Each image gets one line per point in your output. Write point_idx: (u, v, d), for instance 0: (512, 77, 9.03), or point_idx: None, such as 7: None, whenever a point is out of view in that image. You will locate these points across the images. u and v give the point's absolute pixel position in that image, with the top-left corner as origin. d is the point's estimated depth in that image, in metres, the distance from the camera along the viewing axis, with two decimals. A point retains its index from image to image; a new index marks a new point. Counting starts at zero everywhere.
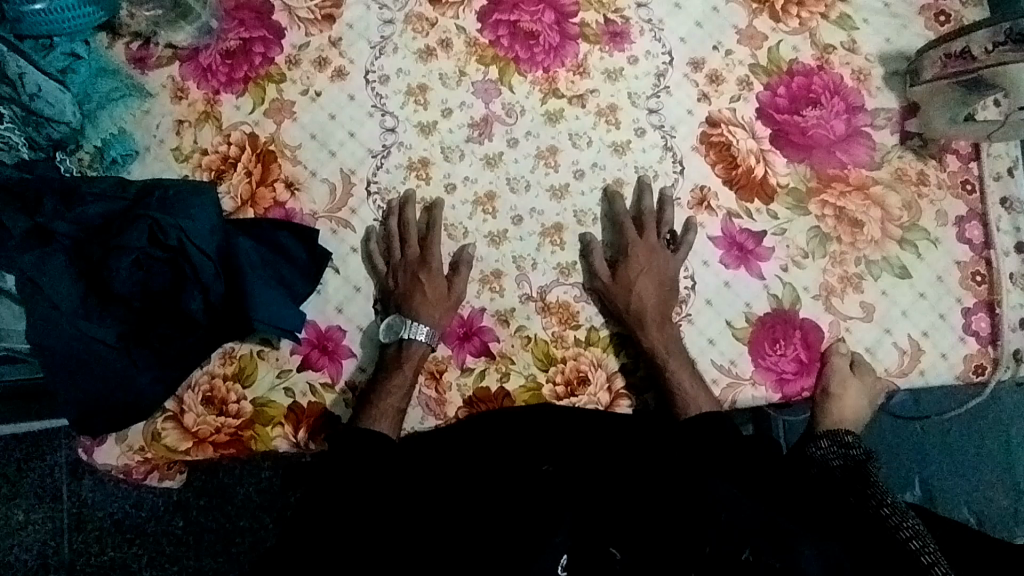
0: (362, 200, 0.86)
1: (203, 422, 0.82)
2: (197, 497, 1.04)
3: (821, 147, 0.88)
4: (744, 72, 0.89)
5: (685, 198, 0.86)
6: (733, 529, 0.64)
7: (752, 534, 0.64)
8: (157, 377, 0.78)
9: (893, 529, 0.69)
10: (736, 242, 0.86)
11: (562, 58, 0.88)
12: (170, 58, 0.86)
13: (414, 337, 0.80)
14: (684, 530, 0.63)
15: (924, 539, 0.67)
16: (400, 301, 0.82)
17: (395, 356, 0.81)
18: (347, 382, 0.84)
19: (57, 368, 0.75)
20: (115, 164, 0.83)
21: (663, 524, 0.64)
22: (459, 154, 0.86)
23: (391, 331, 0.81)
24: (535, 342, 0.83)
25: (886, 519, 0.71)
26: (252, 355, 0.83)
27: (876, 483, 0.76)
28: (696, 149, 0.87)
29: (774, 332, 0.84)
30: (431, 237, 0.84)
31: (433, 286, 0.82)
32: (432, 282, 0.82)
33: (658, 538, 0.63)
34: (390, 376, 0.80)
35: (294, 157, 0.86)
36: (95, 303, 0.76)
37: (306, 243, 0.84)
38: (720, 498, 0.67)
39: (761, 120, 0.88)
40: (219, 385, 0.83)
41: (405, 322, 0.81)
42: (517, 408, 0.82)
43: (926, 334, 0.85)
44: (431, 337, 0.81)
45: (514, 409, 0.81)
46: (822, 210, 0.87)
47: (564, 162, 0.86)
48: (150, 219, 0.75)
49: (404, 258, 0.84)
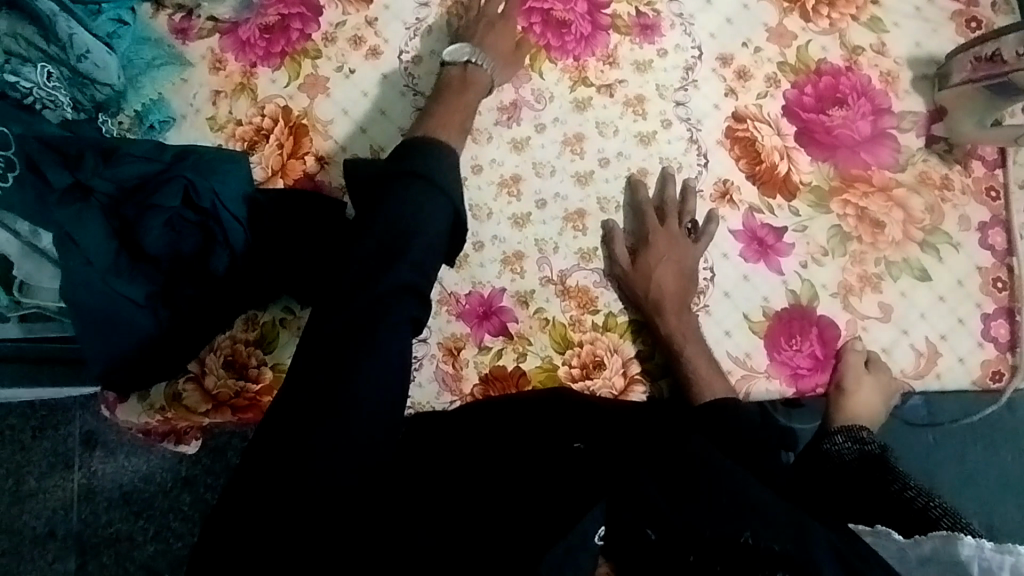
0: None
1: (223, 385, 0.85)
2: (209, 476, 0.97)
3: (845, 147, 0.88)
4: (772, 70, 0.90)
5: (707, 191, 0.87)
6: (751, 514, 0.58)
7: (768, 519, 0.57)
8: (183, 338, 0.81)
9: (923, 510, 0.72)
10: (757, 236, 0.86)
11: (592, 47, 0.89)
12: (211, 30, 0.88)
13: (479, 63, 0.83)
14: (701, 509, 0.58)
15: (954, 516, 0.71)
16: (472, 35, 0.85)
17: (460, 79, 0.83)
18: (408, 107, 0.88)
19: (86, 324, 0.75)
20: (153, 129, 0.86)
21: (679, 505, 0.59)
22: (487, 137, 0.87)
23: (456, 52, 0.83)
24: (553, 325, 0.84)
25: (912, 501, 0.73)
26: (275, 323, 0.86)
27: (894, 470, 0.76)
28: (721, 143, 0.88)
29: (790, 327, 0.85)
30: (507, 9, 0.87)
31: (504, 39, 0.85)
32: (504, 34, 0.85)
33: (670, 513, 0.58)
34: (456, 96, 0.82)
35: (325, 131, 0.88)
36: (127, 261, 0.78)
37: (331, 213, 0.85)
38: (754, 492, 0.61)
39: (787, 118, 0.89)
40: (241, 349, 0.85)
41: (475, 51, 0.83)
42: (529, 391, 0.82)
43: (943, 337, 0.86)
44: (493, 70, 0.84)
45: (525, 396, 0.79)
46: (844, 209, 0.87)
47: (590, 150, 0.87)
48: (185, 179, 0.78)
49: (480, 14, 0.86)
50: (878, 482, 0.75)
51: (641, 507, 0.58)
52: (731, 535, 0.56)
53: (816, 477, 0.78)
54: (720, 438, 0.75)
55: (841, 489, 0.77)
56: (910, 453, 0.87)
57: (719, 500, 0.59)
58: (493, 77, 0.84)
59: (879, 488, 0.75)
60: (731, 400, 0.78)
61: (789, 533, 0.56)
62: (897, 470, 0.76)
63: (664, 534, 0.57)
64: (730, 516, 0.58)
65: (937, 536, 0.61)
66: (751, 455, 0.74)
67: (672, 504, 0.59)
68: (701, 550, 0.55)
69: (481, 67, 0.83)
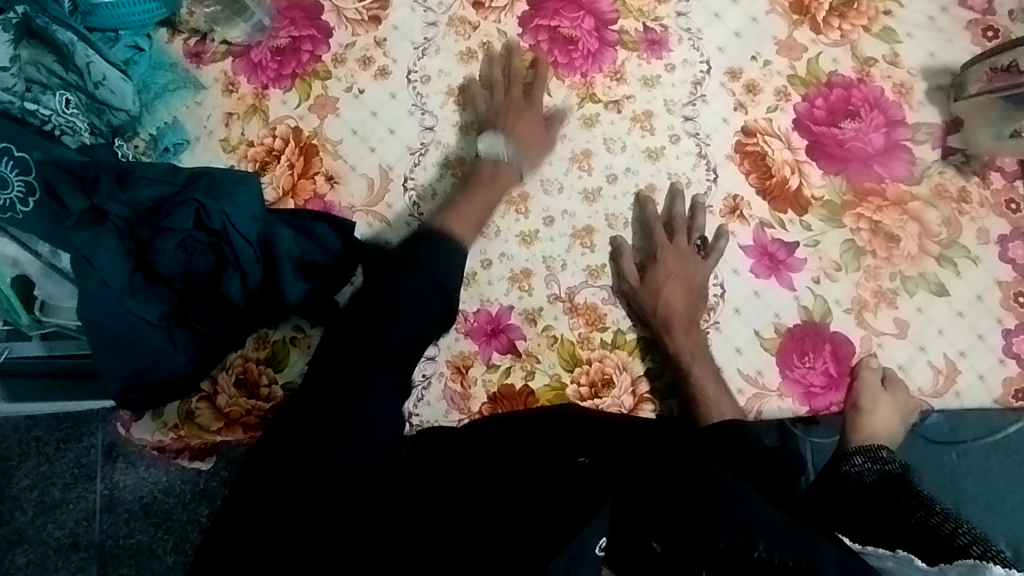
0: (398, 195, 0.88)
1: (235, 404, 0.86)
2: (223, 488, 0.97)
3: (858, 160, 0.87)
4: (782, 83, 0.89)
5: (717, 206, 0.86)
6: (764, 524, 0.57)
7: (780, 534, 0.56)
8: (195, 357, 0.82)
9: (948, 537, 0.66)
10: (768, 252, 0.85)
11: (599, 64, 0.89)
12: (224, 54, 0.90)
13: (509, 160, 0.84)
14: (704, 524, 0.56)
15: (985, 544, 0.65)
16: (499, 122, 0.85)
17: (490, 174, 0.83)
18: (415, 138, 0.89)
19: (103, 342, 0.78)
20: (167, 152, 0.88)
21: (692, 514, 0.57)
22: None
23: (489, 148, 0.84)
24: (561, 343, 0.84)
25: (937, 528, 0.67)
26: (285, 341, 0.86)
27: (920, 493, 0.72)
28: (730, 158, 0.87)
29: (803, 345, 0.83)
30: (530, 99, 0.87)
31: None
32: None
33: (680, 515, 0.57)
34: (484, 190, 0.83)
35: (334, 151, 0.89)
36: (142, 282, 0.79)
37: (342, 234, 0.85)
38: (765, 510, 0.59)
39: (798, 131, 0.87)
40: (252, 367, 0.86)
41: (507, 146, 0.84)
42: (537, 407, 0.81)
43: (963, 354, 0.84)
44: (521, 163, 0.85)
45: (530, 416, 0.78)
46: (857, 223, 0.86)
47: (598, 166, 0.87)
48: (197, 202, 0.79)
49: None
50: (900, 508, 0.71)
51: (645, 519, 0.56)
52: (744, 546, 0.55)
53: (834, 499, 0.76)
54: (726, 449, 0.74)
55: (862, 512, 0.74)
56: (931, 471, 0.83)
57: (730, 513, 0.58)
58: (521, 172, 0.85)
59: (901, 516, 0.70)
60: (740, 419, 0.78)
61: (802, 547, 0.55)
62: (924, 493, 0.72)
63: (670, 548, 0.54)
64: (747, 534, 0.56)
65: (963, 565, 0.57)
66: (756, 474, 0.72)
67: (677, 517, 0.57)
68: (712, 564, 0.54)
69: (513, 163, 0.84)
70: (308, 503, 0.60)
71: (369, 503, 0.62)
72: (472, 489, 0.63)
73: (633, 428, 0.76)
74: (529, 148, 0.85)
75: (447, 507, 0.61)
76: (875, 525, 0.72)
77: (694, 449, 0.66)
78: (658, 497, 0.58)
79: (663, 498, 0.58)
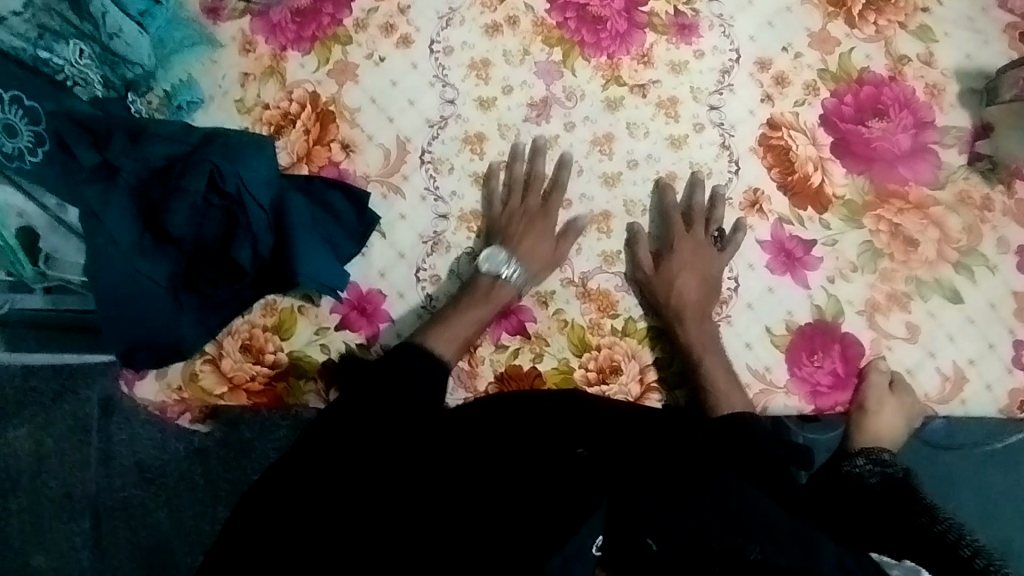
0: (415, 168, 0.87)
1: (239, 369, 0.85)
2: None
3: (883, 160, 0.86)
4: (812, 77, 0.87)
5: (737, 199, 0.85)
6: (760, 527, 0.57)
7: (777, 538, 0.55)
8: (199, 321, 0.82)
9: (953, 545, 0.68)
10: (785, 248, 0.84)
11: (627, 46, 0.87)
12: (242, 11, 0.88)
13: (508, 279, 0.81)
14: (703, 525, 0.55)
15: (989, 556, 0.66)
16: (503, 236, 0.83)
17: (485, 289, 0.81)
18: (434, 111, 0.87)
19: (111, 298, 0.79)
20: (181, 110, 0.86)
21: (690, 510, 0.56)
22: (516, 133, 0.86)
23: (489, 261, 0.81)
24: (571, 327, 0.84)
25: (942, 536, 0.69)
26: (293, 309, 0.85)
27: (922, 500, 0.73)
28: (754, 150, 0.86)
29: (812, 343, 0.83)
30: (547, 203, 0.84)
31: None
32: None
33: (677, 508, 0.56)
34: (476, 302, 0.80)
35: (352, 119, 0.87)
36: (150, 241, 0.79)
37: (356, 205, 0.84)
38: (767, 513, 0.59)
39: (824, 127, 0.86)
40: (258, 334, 0.85)
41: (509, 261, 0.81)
42: (536, 390, 0.79)
43: (971, 362, 0.84)
44: (521, 283, 0.81)
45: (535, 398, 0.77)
46: (876, 224, 0.85)
47: (619, 151, 0.86)
48: (211, 164, 0.77)
49: None
50: (905, 512, 0.72)
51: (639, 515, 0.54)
52: (739, 548, 0.53)
53: (834, 496, 0.77)
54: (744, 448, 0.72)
55: (862, 511, 0.75)
56: (928, 476, 0.83)
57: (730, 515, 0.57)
58: (521, 288, 0.82)
59: (906, 520, 0.72)
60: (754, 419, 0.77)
61: (797, 554, 0.54)
62: (927, 500, 0.73)
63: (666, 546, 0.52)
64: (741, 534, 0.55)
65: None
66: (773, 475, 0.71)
67: (676, 515, 0.55)
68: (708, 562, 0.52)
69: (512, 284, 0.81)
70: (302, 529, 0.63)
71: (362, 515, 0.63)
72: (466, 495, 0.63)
73: (649, 420, 0.75)
74: (535, 259, 0.82)
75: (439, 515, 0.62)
76: (874, 526, 0.73)
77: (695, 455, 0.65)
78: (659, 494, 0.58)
79: (663, 495, 0.57)
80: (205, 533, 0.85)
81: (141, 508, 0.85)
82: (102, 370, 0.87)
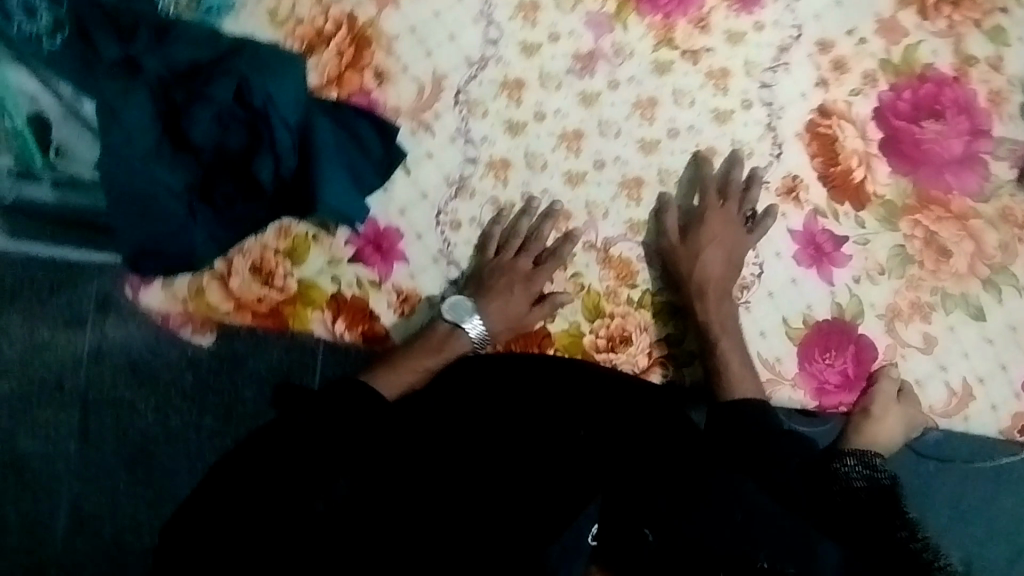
0: (448, 107, 0.83)
1: (248, 289, 0.84)
2: None
3: (930, 164, 0.83)
4: (872, 66, 0.83)
5: (774, 184, 0.83)
6: (761, 528, 0.64)
7: (780, 545, 0.63)
8: (213, 236, 0.80)
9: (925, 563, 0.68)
10: (815, 241, 0.82)
11: (685, 7, 0.82)
12: None
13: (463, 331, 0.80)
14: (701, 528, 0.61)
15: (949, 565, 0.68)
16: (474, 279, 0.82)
17: (439, 340, 0.79)
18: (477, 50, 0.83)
19: (127, 202, 0.77)
20: (210, 12, 0.81)
21: (697, 517, 0.62)
22: (557, 85, 0.83)
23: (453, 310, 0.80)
24: (587, 292, 0.82)
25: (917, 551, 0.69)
26: (307, 237, 0.83)
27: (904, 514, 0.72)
28: (800, 136, 0.83)
29: (827, 340, 0.82)
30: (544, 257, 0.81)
31: None
32: None
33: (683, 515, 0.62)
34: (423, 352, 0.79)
35: (389, 47, 0.83)
36: (169, 147, 0.76)
37: (383, 138, 0.82)
38: (758, 499, 0.67)
39: (876, 122, 0.83)
40: (270, 257, 0.84)
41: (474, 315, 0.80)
42: (529, 358, 0.79)
43: (982, 380, 0.83)
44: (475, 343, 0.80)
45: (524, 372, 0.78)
46: (912, 229, 0.82)
47: (661, 117, 0.83)
48: (240, 76, 0.75)
49: None
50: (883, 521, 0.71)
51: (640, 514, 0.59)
52: (745, 556, 0.60)
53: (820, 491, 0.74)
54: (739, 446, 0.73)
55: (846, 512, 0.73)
56: (913, 483, 0.83)
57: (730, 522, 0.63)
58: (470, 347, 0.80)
59: (884, 529, 0.71)
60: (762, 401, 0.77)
61: (794, 555, 0.62)
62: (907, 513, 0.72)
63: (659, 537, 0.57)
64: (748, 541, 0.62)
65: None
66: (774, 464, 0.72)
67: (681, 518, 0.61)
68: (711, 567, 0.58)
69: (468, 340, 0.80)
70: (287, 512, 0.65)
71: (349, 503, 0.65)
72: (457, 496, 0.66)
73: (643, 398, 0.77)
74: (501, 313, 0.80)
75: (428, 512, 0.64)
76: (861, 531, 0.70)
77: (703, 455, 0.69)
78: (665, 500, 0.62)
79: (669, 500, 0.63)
80: (189, 440, 0.84)
81: (130, 408, 0.84)
82: (101, 270, 0.84)
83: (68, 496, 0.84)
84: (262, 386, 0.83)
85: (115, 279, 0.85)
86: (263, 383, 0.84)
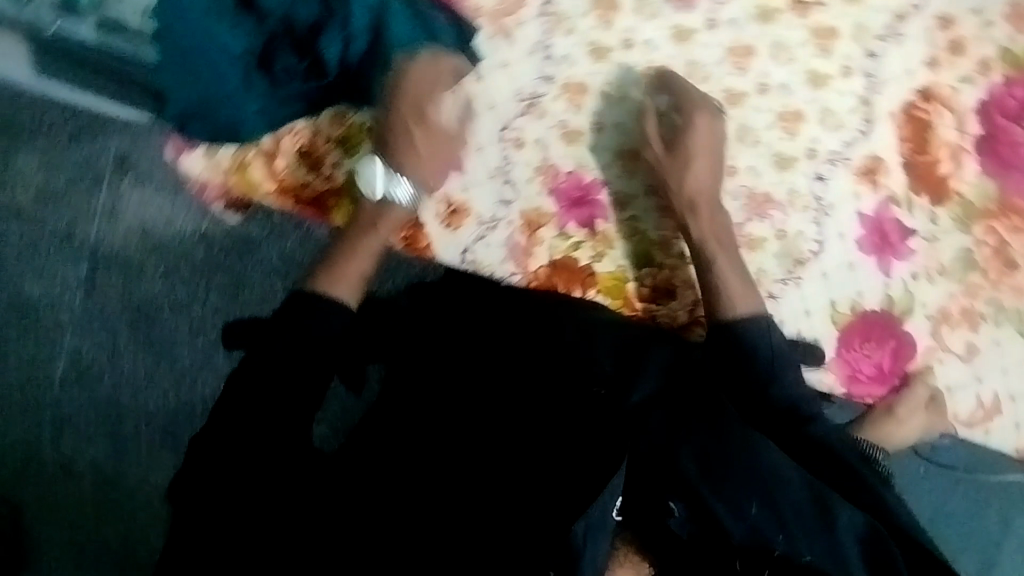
0: (533, 16, 0.77)
1: (292, 172, 0.81)
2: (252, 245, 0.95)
3: (1021, 171, 0.78)
4: (989, 54, 0.77)
5: (855, 161, 0.78)
6: (777, 512, 0.68)
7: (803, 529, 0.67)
8: (263, 110, 0.77)
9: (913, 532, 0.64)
10: (882, 230, 0.79)
11: None
12: None
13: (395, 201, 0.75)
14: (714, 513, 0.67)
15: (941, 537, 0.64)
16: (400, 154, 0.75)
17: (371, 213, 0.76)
18: None
19: (178, 56, 0.73)
20: None
21: (731, 502, 0.68)
22: (652, 13, 0.77)
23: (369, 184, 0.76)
24: (641, 237, 0.80)
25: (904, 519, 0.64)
26: (362, 128, 0.80)
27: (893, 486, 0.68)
28: (895, 115, 0.78)
29: (869, 330, 0.81)
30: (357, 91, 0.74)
31: None
32: None
33: (710, 495, 0.68)
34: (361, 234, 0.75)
35: None
36: (237, 8, 0.73)
37: (460, 39, 0.76)
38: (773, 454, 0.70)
39: (978, 115, 0.78)
40: (320, 142, 0.80)
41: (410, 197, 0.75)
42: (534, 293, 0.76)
43: (1012, 398, 0.81)
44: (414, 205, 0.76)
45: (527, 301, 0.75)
46: (984, 235, 0.79)
47: (755, 69, 0.77)
48: None
49: None
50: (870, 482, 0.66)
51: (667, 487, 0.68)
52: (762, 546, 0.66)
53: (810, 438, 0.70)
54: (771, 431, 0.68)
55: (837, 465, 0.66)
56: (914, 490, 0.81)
57: (743, 510, 0.68)
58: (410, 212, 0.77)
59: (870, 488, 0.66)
60: (788, 351, 0.71)
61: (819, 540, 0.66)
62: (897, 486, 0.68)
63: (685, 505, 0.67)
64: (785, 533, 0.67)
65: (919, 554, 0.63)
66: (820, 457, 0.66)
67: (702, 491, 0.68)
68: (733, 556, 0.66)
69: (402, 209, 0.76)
70: (252, 485, 0.63)
71: (365, 461, 0.70)
72: (481, 468, 0.68)
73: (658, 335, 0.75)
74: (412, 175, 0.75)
75: (457, 488, 0.67)
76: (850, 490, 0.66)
77: (734, 430, 0.70)
78: (695, 487, 0.68)
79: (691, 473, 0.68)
80: (194, 313, 0.83)
81: (138, 270, 0.83)
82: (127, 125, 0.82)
83: (70, 345, 0.83)
84: (275, 273, 0.82)
85: (133, 140, 0.83)
86: (273, 271, 0.82)
